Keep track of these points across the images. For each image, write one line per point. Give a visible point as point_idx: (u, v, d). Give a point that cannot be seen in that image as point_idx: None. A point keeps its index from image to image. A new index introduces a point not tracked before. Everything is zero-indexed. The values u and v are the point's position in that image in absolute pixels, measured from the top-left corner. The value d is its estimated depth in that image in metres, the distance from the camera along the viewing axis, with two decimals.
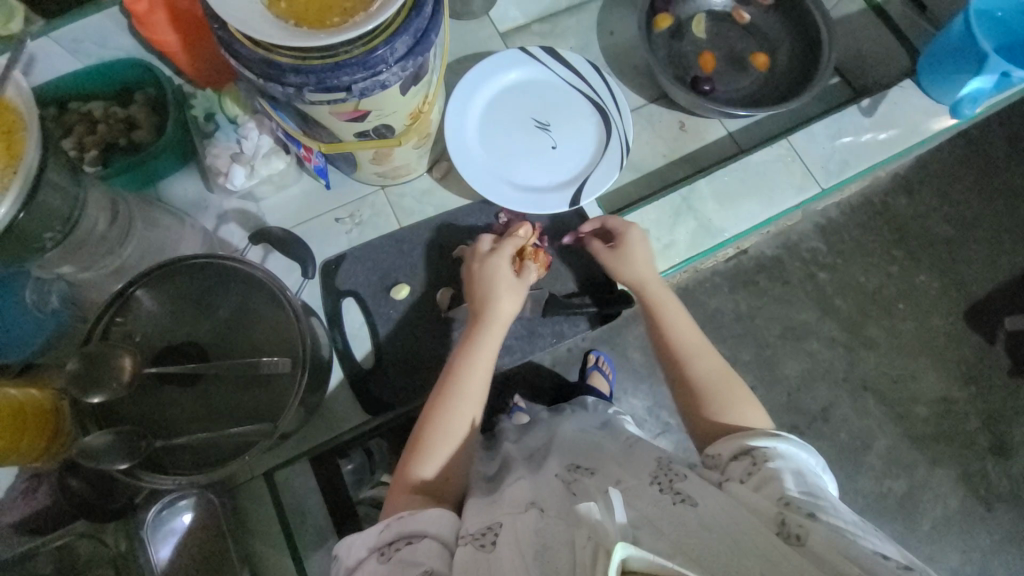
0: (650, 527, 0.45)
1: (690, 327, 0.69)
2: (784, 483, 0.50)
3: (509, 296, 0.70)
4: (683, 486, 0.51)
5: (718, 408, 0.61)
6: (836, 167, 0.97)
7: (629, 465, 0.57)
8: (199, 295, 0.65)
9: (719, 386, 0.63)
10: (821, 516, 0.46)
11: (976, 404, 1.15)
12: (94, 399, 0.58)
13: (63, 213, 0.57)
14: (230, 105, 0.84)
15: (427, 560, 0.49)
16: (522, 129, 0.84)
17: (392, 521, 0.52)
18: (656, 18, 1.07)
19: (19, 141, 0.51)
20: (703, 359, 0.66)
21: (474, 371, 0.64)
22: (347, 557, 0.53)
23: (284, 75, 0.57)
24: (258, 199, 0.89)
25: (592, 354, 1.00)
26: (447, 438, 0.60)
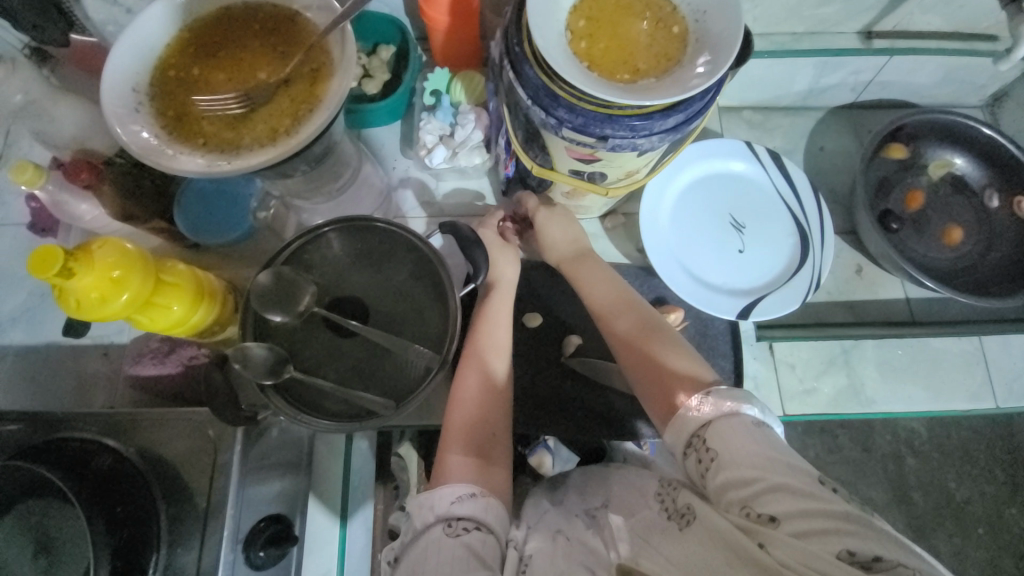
0: (652, 555, 0.54)
1: (609, 291, 0.77)
2: (745, 472, 0.50)
3: (504, 259, 0.81)
4: (684, 499, 0.56)
5: (639, 361, 0.68)
6: (1021, 391, 0.87)
7: (634, 489, 0.63)
8: (379, 259, 0.69)
9: (642, 345, 0.69)
10: (784, 519, 0.47)
11: None
12: (274, 317, 0.63)
13: (317, 155, 0.61)
14: (460, 92, 0.88)
15: (489, 556, 0.54)
16: (715, 221, 0.82)
17: (467, 497, 0.57)
18: (889, 145, 1.01)
19: (323, 83, 0.55)
20: (618, 317, 0.73)
21: (496, 327, 0.75)
22: (415, 519, 0.58)
23: (555, 107, 0.58)
24: (441, 179, 0.93)
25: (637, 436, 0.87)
26: (489, 392, 0.69)
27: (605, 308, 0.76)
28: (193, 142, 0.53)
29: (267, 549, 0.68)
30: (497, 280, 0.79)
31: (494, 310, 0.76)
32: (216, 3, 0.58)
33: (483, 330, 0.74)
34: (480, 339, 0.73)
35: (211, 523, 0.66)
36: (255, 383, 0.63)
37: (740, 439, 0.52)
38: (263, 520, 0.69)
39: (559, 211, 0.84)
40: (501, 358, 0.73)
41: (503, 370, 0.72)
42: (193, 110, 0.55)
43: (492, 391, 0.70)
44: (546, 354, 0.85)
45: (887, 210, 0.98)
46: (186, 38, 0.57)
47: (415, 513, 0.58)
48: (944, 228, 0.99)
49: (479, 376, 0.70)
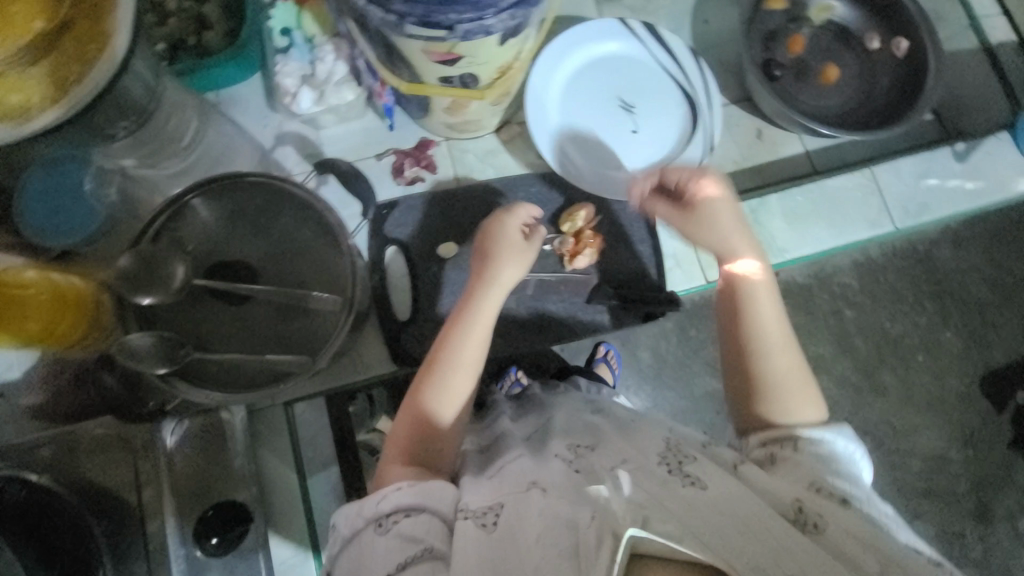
0: (660, 509, 0.46)
1: (777, 308, 0.66)
2: (815, 468, 0.54)
3: (512, 262, 0.69)
4: (692, 469, 0.52)
5: (776, 410, 0.62)
6: (914, 209, 0.95)
7: (635, 443, 0.57)
8: (255, 215, 0.64)
9: (790, 378, 0.63)
10: (852, 504, 0.50)
11: (970, 467, 1.11)
12: (144, 301, 0.59)
13: (139, 106, 0.54)
14: (311, 24, 0.80)
15: (427, 538, 0.50)
16: (605, 108, 0.81)
17: (391, 492, 0.53)
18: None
19: (106, 16, 0.48)
20: (777, 347, 0.64)
21: (467, 342, 0.64)
22: (342, 526, 0.54)
23: (389, 0, 0.54)
24: (319, 127, 0.86)
25: (602, 346, 0.89)
26: (447, 403, 0.62)
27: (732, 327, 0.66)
28: None
29: (218, 536, 0.65)
30: (493, 280, 0.68)
31: (478, 316, 0.65)
32: None
33: (462, 330, 0.64)
34: (455, 340, 0.64)
35: (152, 516, 0.63)
36: (150, 373, 0.58)
37: (830, 457, 0.56)
38: (211, 508, 0.66)
39: (734, 206, 0.72)
40: (472, 370, 0.63)
41: (464, 391, 0.63)
42: None
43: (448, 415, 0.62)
44: (466, 280, 0.84)
45: (771, 60, 0.99)
46: None
47: (342, 520, 0.54)
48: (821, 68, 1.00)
49: (447, 381, 0.62)
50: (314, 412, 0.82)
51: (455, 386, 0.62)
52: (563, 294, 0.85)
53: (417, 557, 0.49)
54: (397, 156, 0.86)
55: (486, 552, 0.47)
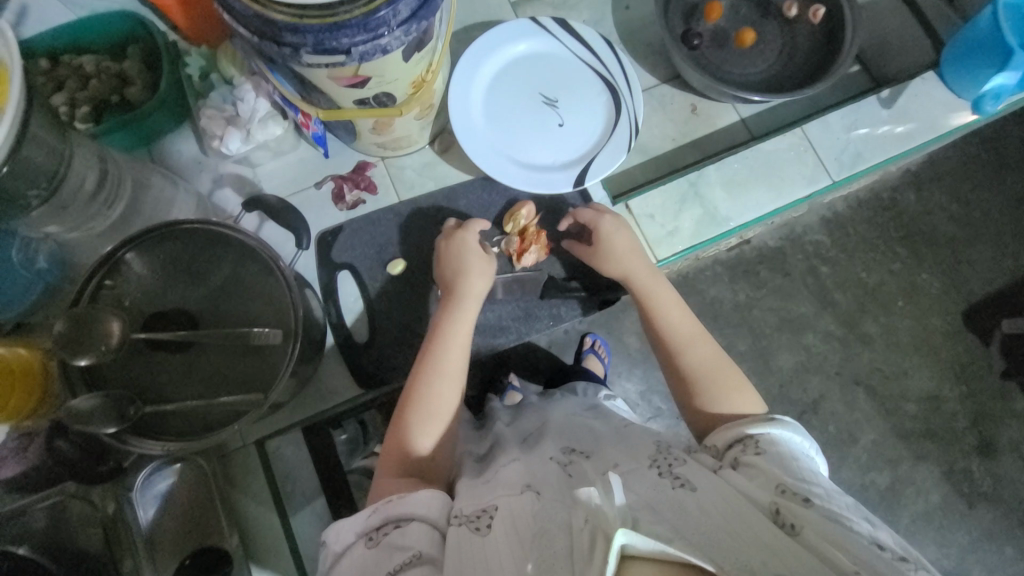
0: (649, 511, 0.45)
1: (686, 318, 0.70)
2: (778, 471, 0.51)
3: (480, 273, 0.73)
4: (682, 470, 0.51)
5: (709, 397, 0.63)
6: (848, 160, 0.96)
7: (627, 449, 0.57)
8: (190, 261, 0.64)
9: (715, 372, 0.65)
10: (817, 501, 0.48)
11: (966, 402, 1.12)
12: (82, 361, 0.58)
13: (48, 170, 0.55)
14: (227, 66, 0.81)
15: (416, 543, 0.49)
16: (529, 106, 0.82)
17: (381, 505, 0.52)
18: None
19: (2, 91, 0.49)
20: (699, 347, 0.67)
21: (447, 351, 0.65)
22: (335, 541, 0.53)
23: (280, 34, 0.54)
24: (255, 164, 0.86)
25: (588, 338, 0.98)
26: (436, 411, 0.62)
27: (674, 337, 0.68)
28: None
29: None
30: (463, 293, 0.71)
31: (455, 325, 0.67)
32: None
33: (442, 337, 0.67)
34: (437, 348, 0.65)
35: None
36: (101, 434, 0.57)
37: (789, 458, 0.53)
38: (187, 557, 0.67)
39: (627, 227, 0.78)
40: (456, 376, 0.65)
41: (452, 398, 0.63)
42: None
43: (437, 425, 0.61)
44: (423, 294, 0.85)
45: (688, 29, 1.00)
46: None
47: (332, 536, 0.53)
48: (736, 33, 1.02)
49: (436, 388, 0.63)
50: (291, 446, 0.80)
51: (445, 393, 0.63)
52: (518, 293, 0.87)
53: (407, 565, 0.48)
54: (334, 181, 0.86)
55: (479, 554, 0.46)
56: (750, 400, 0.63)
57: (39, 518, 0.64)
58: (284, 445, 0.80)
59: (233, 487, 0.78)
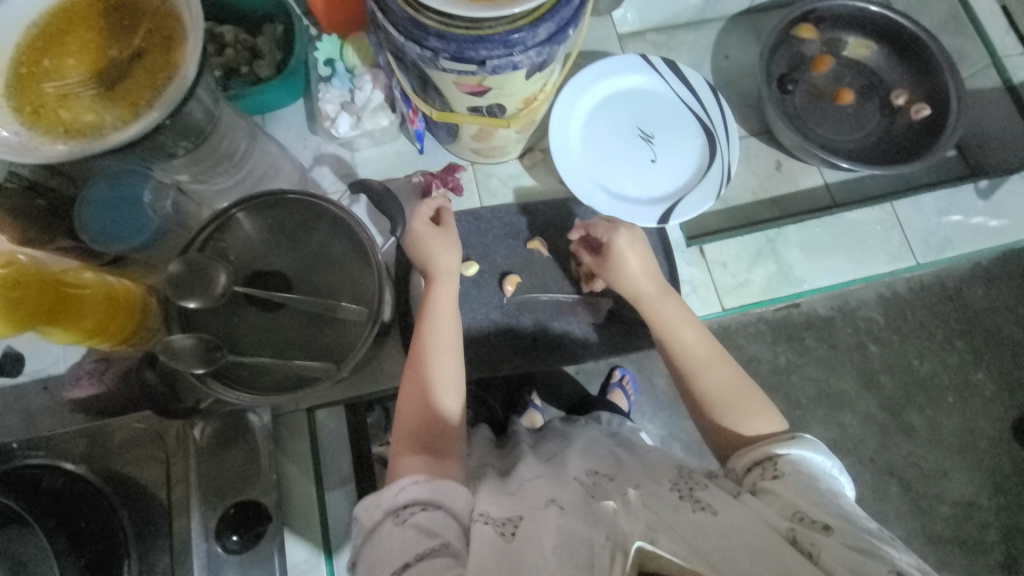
0: (667, 531, 0.45)
1: (698, 336, 0.67)
2: (795, 495, 0.50)
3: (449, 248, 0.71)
4: (703, 494, 0.50)
5: (734, 419, 0.61)
6: (936, 244, 0.95)
7: (649, 470, 0.56)
8: (293, 228, 0.68)
9: (737, 395, 0.62)
10: (837, 527, 0.46)
11: (1002, 516, 1.06)
12: (189, 304, 0.62)
13: (198, 129, 0.60)
14: (352, 55, 0.87)
15: (444, 533, 0.50)
16: (625, 138, 0.85)
17: (408, 485, 0.52)
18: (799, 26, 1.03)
19: (178, 49, 0.55)
20: (713, 370, 0.64)
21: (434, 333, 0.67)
22: (363, 519, 0.53)
23: (426, 38, 0.58)
24: (355, 149, 0.92)
25: (617, 371, 0.95)
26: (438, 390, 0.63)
27: (695, 358, 0.65)
28: (56, 133, 0.53)
29: (237, 535, 0.68)
30: (436, 269, 0.71)
31: (436, 304, 0.69)
32: None
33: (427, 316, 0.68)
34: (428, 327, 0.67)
35: (178, 512, 0.66)
36: (188, 372, 0.62)
37: (807, 477, 0.51)
38: (232, 506, 0.70)
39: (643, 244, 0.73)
40: (449, 349, 0.66)
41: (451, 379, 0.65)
42: (51, 100, 0.54)
43: (449, 404, 0.63)
44: (487, 299, 0.88)
45: (784, 73, 1.02)
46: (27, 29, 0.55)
47: (363, 512, 0.53)
48: (834, 94, 1.03)
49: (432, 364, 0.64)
50: (333, 419, 0.85)
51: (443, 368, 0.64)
52: (576, 316, 0.89)
53: (432, 551, 0.48)
54: (423, 176, 0.89)
55: (509, 557, 0.46)
56: (772, 418, 0.60)
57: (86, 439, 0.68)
58: (328, 416, 0.85)
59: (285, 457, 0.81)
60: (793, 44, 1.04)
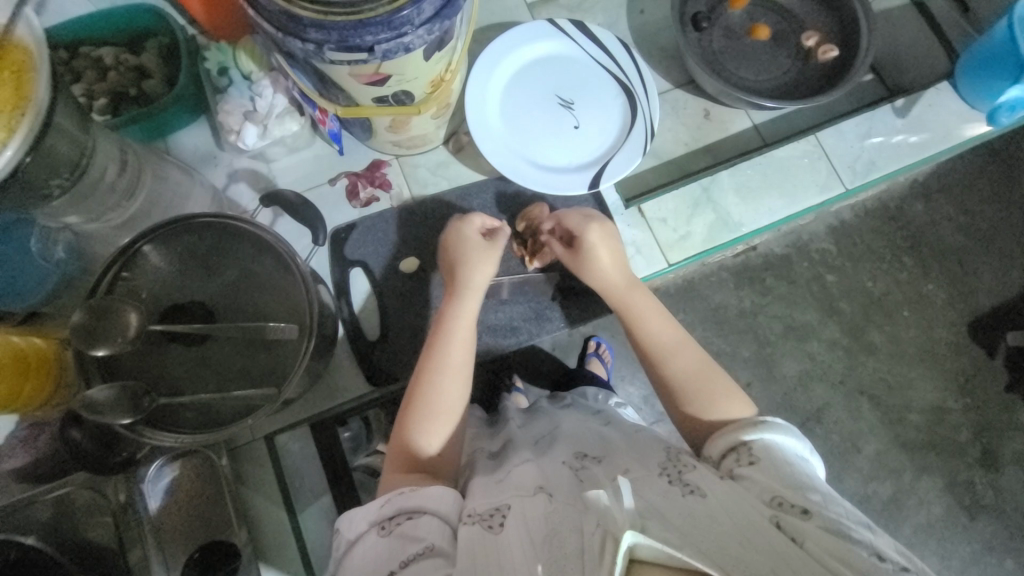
0: (658, 518, 0.44)
1: (670, 326, 0.67)
2: (771, 479, 0.51)
3: (483, 263, 0.70)
4: (691, 476, 0.51)
5: (702, 404, 0.61)
6: (862, 168, 0.97)
7: (637, 453, 0.56)
8: (206, 253, 0.64)
9: (700, 380, 0.63)
10: (815, 513, 0.47)
11: (970, 415, 1.12)
12: (99, 352, 0.58)
13: (71, 161, 0.55)
14: (246, 61, 0.81)
15: (428, 536, 0.49)
16: (545, 107, 0.83)
17: (392, 497, 0.52)
18: None
19: (28, 82, 0.49)
20: (679, 357, 0.65)
21: (454, 343, 0.65)
22: (347, 530, 0.53)
23: (304, 30, 0.55)
24: (269, 159, 0.87)
25: (593, 341, 0.96)
26: (437, 415, 0.61)
27: (663, 347, 0.66)
28: None
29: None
30: (466, 285, 0.69)
31: (453, 320, 0.67)
32: None
33: (445, 331, 0.66)
34: (443, 345, 0.65)
35: (140, 575, 0.64)
36: (116, 424, 0.58)
37: (781, 462, 0.52)
38: (197, 551, 0.66)
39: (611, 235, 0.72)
40: (459, 374, 0.64)
41: (458, 396, 0.63)
42: None
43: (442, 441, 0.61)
44: (435, 294, 0.85)
45: (697, 13, 1.01)
46: None
47: (345, 525, 0.54)
48: (751, 31, 1.03)
49: (442, 386, 0.62)
50: (298, 442, 0.82)
51: (451, 393, 0.62)
52: (526, 293, 0.88)
53: (418, 555, 0.48)
54: (349, 178, 0.86)
55: (494, 550, 0.45)
56: (740, 402, 0.61)
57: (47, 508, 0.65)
58: (291, 439, 0.81)
59: (247, 486, 0.79)
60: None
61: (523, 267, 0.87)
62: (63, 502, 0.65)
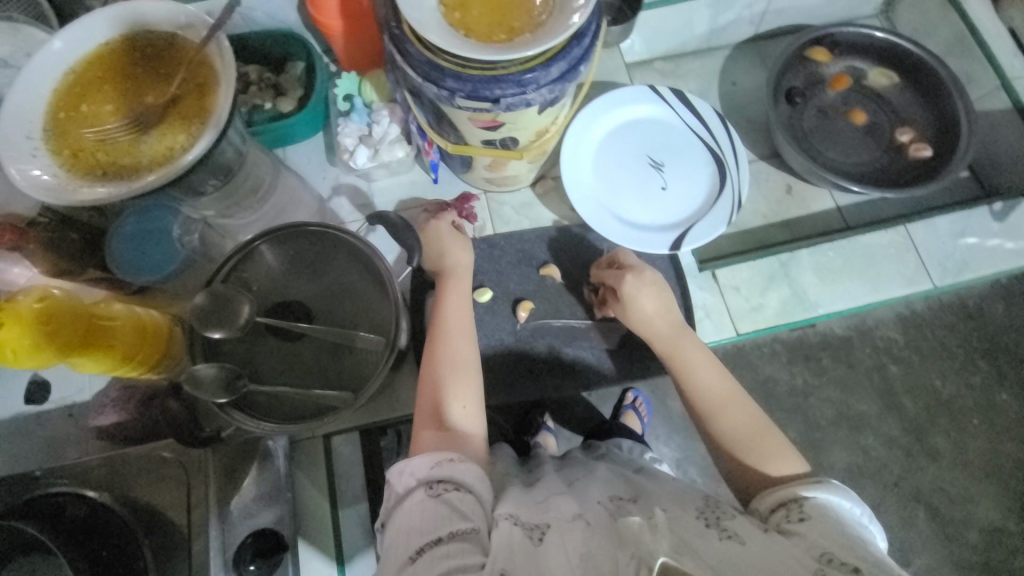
0: (692, 553, 0.45)
1: (718, 375, 0.67)
2: (823, 535, 0.49)
3: (459, 247, 0.77)
4: (731, 523, 0.50)
5: (754, 459, 0.60)
6: (953, 267, 0.94)
7: (674, 498, 0.55)
8: (313, 259, 0.70)
9: (756, 436, 0.62)
10: (868, 573, 0.44)
11: None
12: (212, 334, 0.64)
13: (228, 167, 0.63)
14: (370, 91, 0.90)
15: (473, 517, 0.51)
16: (635, 165, 0.86)
17: (442, 461, 0.54)
18: (812, 49, 1.05)
19: (214, 98, 0.57)
20: (733, 411, 0.64)
21: (457, 309, 0.72)
22: (397, 485, 0.54)
23: (443, 78, 0.61)
24: (371, 179, 0.94)
25: (630, 393, 0.96)
26: (455, 372, 0.66)
27: (712, 399, 0.65)
28: (93, 175, 0.56)
29: (256, 563, 0.69)
30: (453, 268, 0.76)
31: (451, 297, 0.73)
32: (94, 40, 0.60)
33: (444, 304, 0.72)
34: (445, 314, 0.71)
35: (195, 535, 0.66)
36: (210, 402, 0.63)
37: (836, 523, 0.50)
38: (249, 536, 0.70)
39: (654, 288, 0.73)
40: (465, 336, 0.70)
41: (468, 351, 0.69)
42: (90, 144, 0.57)
43: (469, 398, 0.65)
44: (501, 326, 0.89)
45: (792, 87, 1.05)
46: (65, 75, 0.59)
47: (396, 478, 0.55)
48: (847, 111, 1.05)
49: (451, 346, 0.68)
50: (350, 445, 0.86)
51: (461, 352, 0.68)
52: (591, 340, 0.89)
53: (463, 533, 0.49)
54: (438, 205, 0.89)
55: (535, 558, 0.47)
56: (794, 460, 0.60)
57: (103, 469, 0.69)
58: (345, 442, 0.86)
59: (300, 470, 0.83)
60: (807, 66, 1.06)
61: (589, 314, 0.89)
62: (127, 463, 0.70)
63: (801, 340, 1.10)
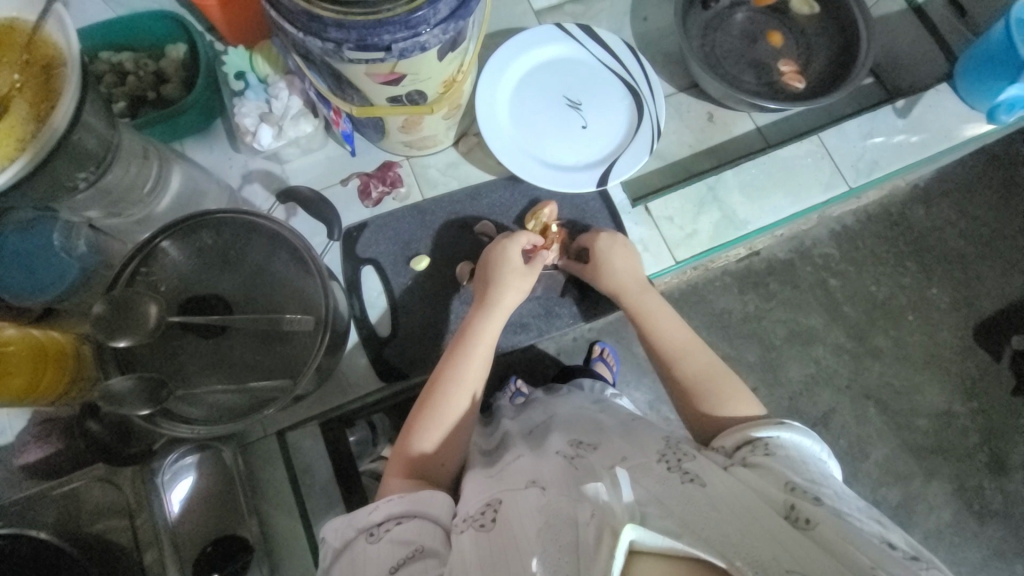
0: (659, 506, 0.42)
1: (682, 330, 0.68)
2: (786, 471, 0.50)
3: (515, 287, 0.71)
4: (692, 465, 0.49)
5: (712, 403, 0.61)
6: (866, 167, 0.98)
7: (637, 442, 0.55)
8: (226, 249, 0.66)
9: (716, 378, 0.63)
10: (829, 501, 0.46)
11: (977, 420, 1.11)
12: (120, 343, 0.58)
13: (97, 156, 0.57)
14: (263, 65, 0.84)
15: (417, 538, 0.49)
16: (553, 107, 0.85)
17: (382, 502, 0.52)
18: None
19: (61, 77, 0.51)
20: (692, 356, 0.65)
21: (472, 356, 0.64)
22: (332, 540, 0.53)
23: (325, 30, 0.56)
24: (283, 160, 0.89)
25: (597, 346, 0.95)
26: (449, 421, 0.61)
27: (671, 347, 0.67)
28: None
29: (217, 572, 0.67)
30: (495, 304, 0.69)
31: (477, 334, 0.66)
32: None
33: (472, 335, 0.66)
34: (464, 348, 0.65)
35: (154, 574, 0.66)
36: (133, 415, 0.58)
37: (798, 461, 0.52)
38: (209, 545, 0.69)
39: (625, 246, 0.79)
40: (474, 384, 0.63)
41: (470, 410, 0.63)
42: None
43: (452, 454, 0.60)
44: (444, 294, 0.87)
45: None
46: None
47: (331, 532, 0.53)
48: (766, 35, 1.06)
49: (451, 389, 0.62)
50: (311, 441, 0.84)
51: (461, 399, 0.61)
52: (537, 291, 0.89)
53: (410, 557, 0.48)
54: (361, 179, 0.87)
55: (491, 547, 0.45)
56: (749, 404, 0.61)
57: (50, 509, 0.66)
58: (302, 437, 0.81)
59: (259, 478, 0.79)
60: None
61: None
62: (72, 499, 0.67)
63: (748, 267, 1.14)
